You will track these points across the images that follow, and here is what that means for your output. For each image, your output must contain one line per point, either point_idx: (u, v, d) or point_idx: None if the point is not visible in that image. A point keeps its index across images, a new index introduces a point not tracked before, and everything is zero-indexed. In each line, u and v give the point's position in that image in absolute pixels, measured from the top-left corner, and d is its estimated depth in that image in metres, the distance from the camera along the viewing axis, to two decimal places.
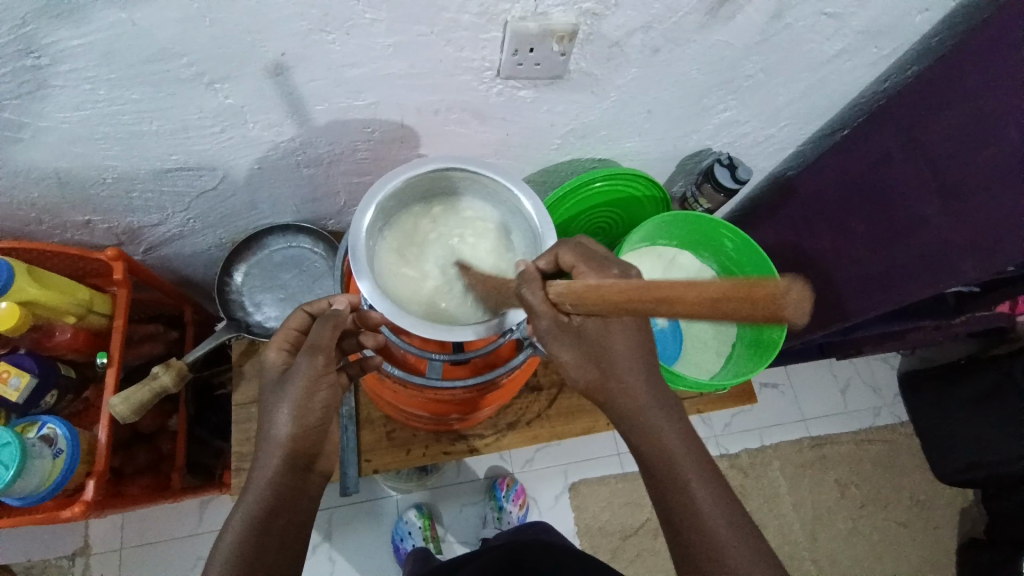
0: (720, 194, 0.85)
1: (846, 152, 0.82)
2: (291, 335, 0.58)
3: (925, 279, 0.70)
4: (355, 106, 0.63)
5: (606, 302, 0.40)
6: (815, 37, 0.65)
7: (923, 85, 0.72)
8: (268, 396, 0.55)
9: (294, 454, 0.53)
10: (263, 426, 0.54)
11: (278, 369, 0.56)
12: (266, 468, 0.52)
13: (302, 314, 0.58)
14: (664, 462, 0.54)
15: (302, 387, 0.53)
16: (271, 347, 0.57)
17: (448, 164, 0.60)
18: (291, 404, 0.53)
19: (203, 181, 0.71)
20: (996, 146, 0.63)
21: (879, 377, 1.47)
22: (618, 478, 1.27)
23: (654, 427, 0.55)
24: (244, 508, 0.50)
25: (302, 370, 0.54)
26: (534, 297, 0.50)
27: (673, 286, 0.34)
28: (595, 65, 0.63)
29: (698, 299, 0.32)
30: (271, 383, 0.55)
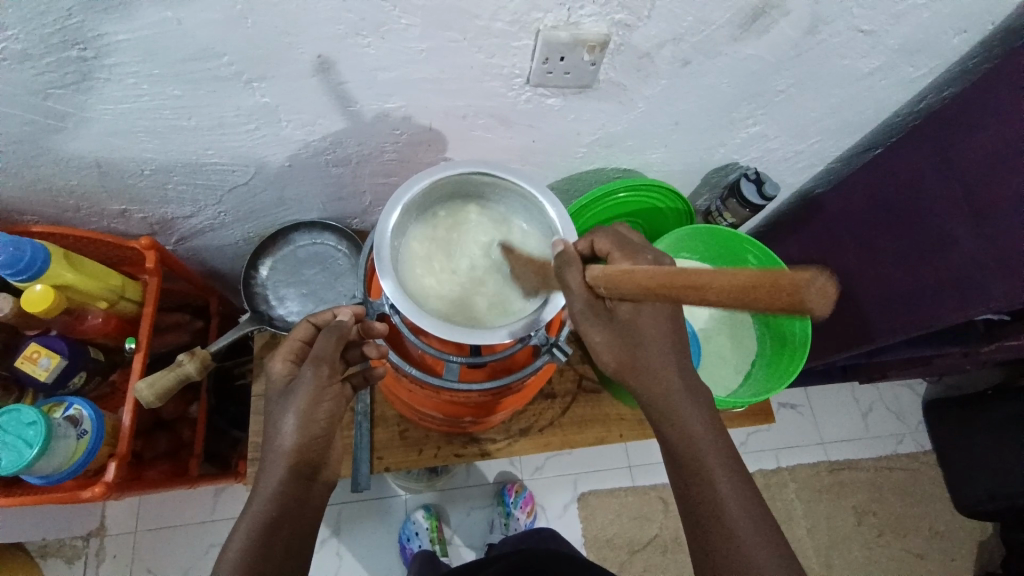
0: (745, 210, 0.84)
1: (877, 171, 0.81)
2: (294, 346, 0.59)
3: (953, 304, 0.68)
4: (385, 109, 0.64)
5: (640, 286, 0.41)
6: (849, 53, 0.65)
7: (957, 106, 0.70)
8: (273, 405, 0.55)
9: (299, 463, 0.54)
10: (269, 436, 0.54)
11: (282, 377, 0.57)
12: (273, 476, 0.53)
13: (304, 327, 0.59)
14: (695, 455, 0.53)
15: (306, 399, 0.54)
16: (275, 358, 0.58)
17: (473, 168, 0.61)
18: (295, 415, 0.54)
19: (234, 176, 0.73)
20: None
21: (903, 403, 1.43)
22: (627, 491, 1.26)
23: (689, 423, 0.54)
24: (249, 516, 0.51)
25: (307, 380, 0.55)
26: (571, 276, 0.51)
27: (698, 273, 0.35)
28: (624, 76, 0.63)
29: (723, 288, 0.33)
30: (277, 391, 0.56)
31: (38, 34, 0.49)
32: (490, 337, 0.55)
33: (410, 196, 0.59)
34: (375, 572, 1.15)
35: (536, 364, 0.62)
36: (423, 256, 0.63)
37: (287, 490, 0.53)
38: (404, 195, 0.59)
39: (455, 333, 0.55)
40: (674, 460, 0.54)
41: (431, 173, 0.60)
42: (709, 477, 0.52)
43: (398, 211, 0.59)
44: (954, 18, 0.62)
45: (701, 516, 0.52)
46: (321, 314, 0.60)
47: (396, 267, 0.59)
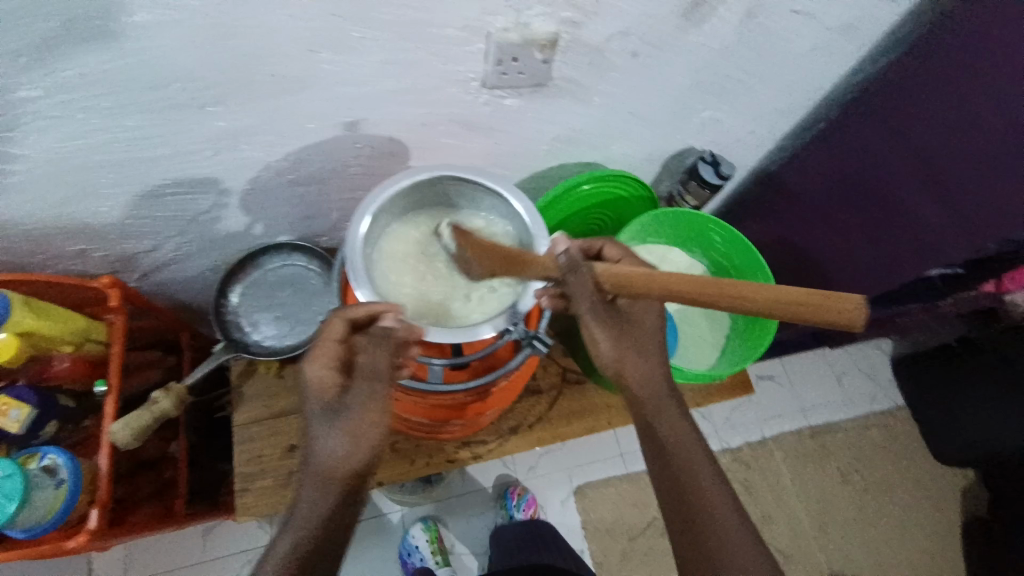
0: (705, 190, 0.87)
1: (828, 143, 0.85)
2: (328, 353, 0.53)
3: None
4: (345, 123, 0.64)
5: (667, 288, 0.47)
6: (788, 34, 0.68)
7: (900, 74, 0.73)
8: (316, 422, 0.52)
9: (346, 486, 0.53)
10: (312, 454, 0.52)
11: (320, 388, 0.52)
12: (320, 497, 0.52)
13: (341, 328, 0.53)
14: (677, 444, 0.58)
15: (365, 419, 0.52)
16: (316, 365, 0.52)
17: (440, 171, 0.61)
18: (348, 434, 0.52)
19: (197, 204, 0.71)
20: None
21: (874, 364, 1.51)
22: (622, 479, 1.28)
23: (670, 415, 0.59)
24: (299, 538, 0.51)
25: (365, 397, 0.52)
26: (579, 281, 0.52)
27: (751, 291, 0.45)
28: (578, 72, 0.65)
29: (781, 301, 0.44)
30: (320, 405, 0.53)
31: None
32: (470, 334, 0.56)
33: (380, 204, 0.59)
34: None
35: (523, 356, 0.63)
36: (400, 258, 0.63)
37: (332, 518, 0.52)
38: (375, 204, 0.59)
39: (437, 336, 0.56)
40: (657, 450, 0.58)
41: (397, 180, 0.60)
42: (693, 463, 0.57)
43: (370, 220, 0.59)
44: None
45: (684, 503, 0.56)
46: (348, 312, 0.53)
47: (373, 274, 0.59)
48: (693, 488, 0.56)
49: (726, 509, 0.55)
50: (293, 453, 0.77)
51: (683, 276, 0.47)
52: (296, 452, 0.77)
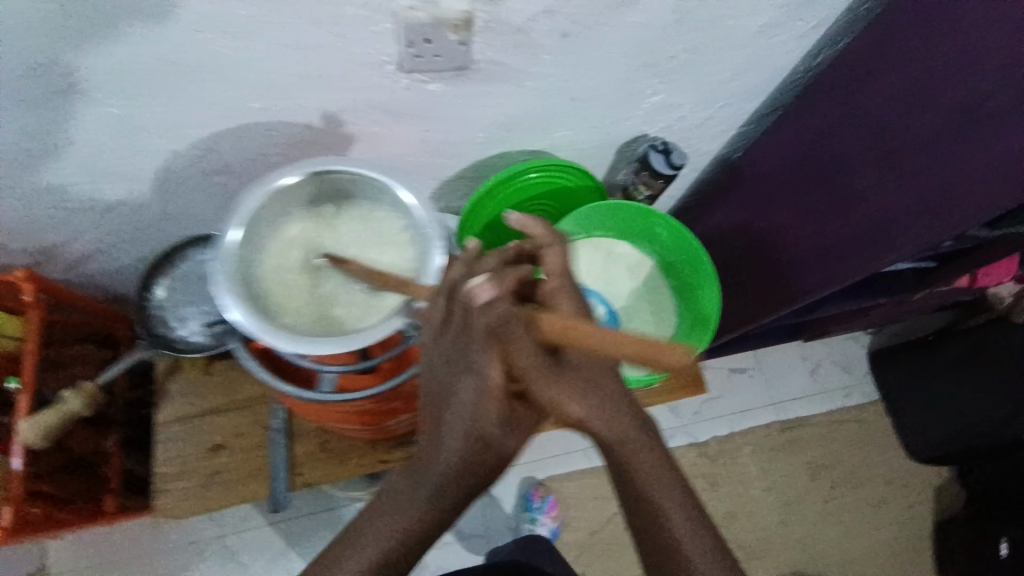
0: (658, 180, 0.82)
1: (784, 130, 0.80)
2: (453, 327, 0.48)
3: (868, 255, 0.68)
4: (253, 109, 0.60)
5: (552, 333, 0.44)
6: (733, 13, 0.63)
7: (859, 51, 0.69)
8: (461, 392, 0.50)
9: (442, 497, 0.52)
10: (444, 424, 0.51)
11: (445, 363, 0.49)
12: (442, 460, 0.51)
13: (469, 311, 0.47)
14: (652, 494, 0.53)
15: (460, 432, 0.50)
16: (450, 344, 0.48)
17: (317, 166, 0.54)
18: (446, 446, 0.51)
19: (109, 194, 0.68)
20: (934, 110, 0.61)
21: (850, 356, 1.45)
22: (585, 472, 1.26)
23: (648, 459, 0.53)
24: (405, 513, 0.52)
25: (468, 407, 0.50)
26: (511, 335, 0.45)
27: (600, 338, 0.41)
28: (505, 54, 0.60)
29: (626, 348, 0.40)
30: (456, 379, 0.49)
31: None
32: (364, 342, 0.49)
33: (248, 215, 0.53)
34: None
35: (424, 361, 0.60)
36: (276, 266, 0.55)
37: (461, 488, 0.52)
38: (244, 214, 0.52)
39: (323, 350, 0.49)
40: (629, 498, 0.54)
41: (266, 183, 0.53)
42: (667, 515, 0.53)
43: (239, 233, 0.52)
44: None
45: (665, 568, 0.53)
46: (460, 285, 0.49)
47: (250, 292, 0.52)
48: (666, 542, 0.53)
49: (701, 561, 0.53)
50: (218, 451, 0.75)
51: (556, 323, 0.43)
52: (221, 451, 0.75)
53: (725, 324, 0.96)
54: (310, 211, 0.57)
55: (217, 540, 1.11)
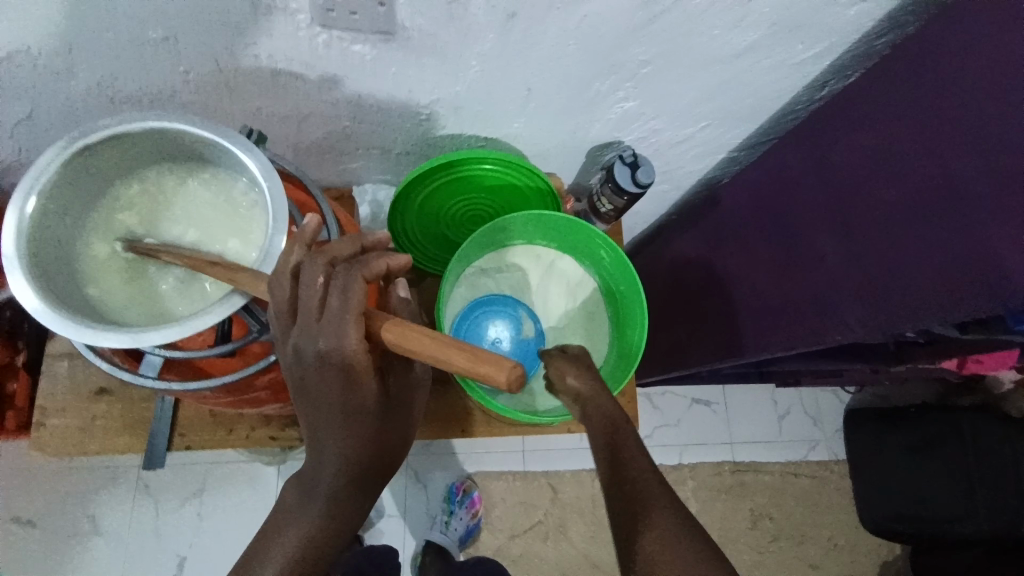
0: (621, 198, 0.73)
1: (764, 166, 0.73)
2: (315, 320, 0.40)
3: (812, 327, 0.62)
4: (151, 40, 0.53)
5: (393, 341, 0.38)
6: (718, 22, 0.54)
7: (851, 95, 0.60)
8: (343, 386, 0.43)
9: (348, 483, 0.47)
10: (320, 419, 0.45)
11: (312, 358, 0.41)
12: (325, 457, 0.46)
13: (336, 293, 0.39)
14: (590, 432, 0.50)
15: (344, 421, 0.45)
16: (319, 337, 0.40)
17: (144, 124, 0.45)
18: (336, 437, 0.45)
19: (14, 109, 0.62)
20: (898, 183, 0.54)
21: (824, 409, 1.36)
22: (516, 476, 1.22)
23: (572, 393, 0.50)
24: (302, 519, 0.47)
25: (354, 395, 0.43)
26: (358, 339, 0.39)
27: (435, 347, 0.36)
28: (440, 27, 0.52)
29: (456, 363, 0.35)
30: (324, 377, 0.41)
31: None
32: (158, 337, 0.41)
33: (54, 166, 0.43)
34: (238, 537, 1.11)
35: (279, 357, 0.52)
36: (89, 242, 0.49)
37: (351, 486, 0.47)
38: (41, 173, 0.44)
39: (109, 339, 0.41)
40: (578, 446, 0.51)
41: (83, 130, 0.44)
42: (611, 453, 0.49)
43: (40, 188, 0.44)
44: None
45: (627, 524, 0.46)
46: (314, 270, 0.40)
47: (45, 271, 0.44)
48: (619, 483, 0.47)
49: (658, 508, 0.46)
50: (101, 397, 0.71)
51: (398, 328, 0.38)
52: (103, 397, 0.71)
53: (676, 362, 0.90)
54: (137, 181, 0.51)
55: (132, 472, 1.10)
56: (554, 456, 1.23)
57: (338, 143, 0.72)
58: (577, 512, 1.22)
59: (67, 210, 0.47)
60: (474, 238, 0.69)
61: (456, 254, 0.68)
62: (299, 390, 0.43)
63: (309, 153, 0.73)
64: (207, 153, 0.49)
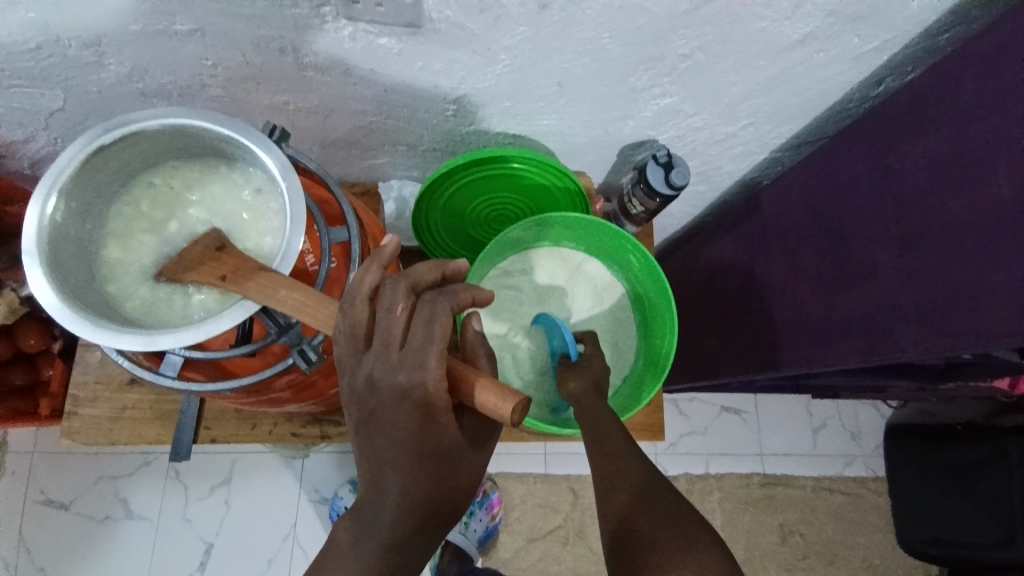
0: (654, 200, 0.70)
1: (811, 168, 0.68)
2: (395, 350, 0.39)
3: (861, 347, 0.58)
4: (178, 33, 0.53)
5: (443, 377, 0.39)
6: (767, 13, 0.50)
7: (912, 94, 0.55)
8: (426, 417, 0.40)
9: (411, 528, 0.41)
10: (379, 454, 0.41)
11: (390, 391, 0.39)
12: (385, 500, 0.41)
13: (422, 321, 0.39)
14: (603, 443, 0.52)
15: (411, 457, 0.40)
16: (398, 369, 0.39)
17: (153, 119, 0.46)
18: (399, 470, 0.40)
19: (46, 100, 0.63)
20: (968, 195, 0.49)
21: (863, 424, 1.30)
22: (536, 478, 1.20)
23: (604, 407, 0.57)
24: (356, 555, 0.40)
25: (430, 429, 0.40)
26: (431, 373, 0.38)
27: (481, 387, 0.39)
28: (466, 18, 0.50)
29: (489, 400, 0.38)
30: (398, 411, 0.39)
31: None
32: (170, 340, 0.41)
33: (76, 165, 0.45)
34: (261, 529, 1.12)
35: (301, 360, 0.51)
36: (111, 238, 0.49)
37: (409, 545, 0.41)
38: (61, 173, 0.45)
39: (124, 340, 0.42)
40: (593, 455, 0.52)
41: (104, 128, 0.45)
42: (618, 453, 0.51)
43: (60, 186, 0.45)
44: None
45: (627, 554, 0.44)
46: (397, 297, 0.39)
47: (67, 267, 0.45)
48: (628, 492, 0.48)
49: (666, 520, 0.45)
50: (131, 387, 0.72)
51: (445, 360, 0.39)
52: (133, 387, 0.72)
53: (713, 373, 0.86)
54: (156, 177, 0.51)
55: (161, 457, 1.13)
56: (576, 460, 1.21)
57: (365, 138, 0.70)
58: (597, 517, 1.19)
59: (89, 209, 0.48)
60: (500, 240, 0.66)
61: (480, 255, 0.65)
62: (365, 425, 0.41)
63: (336, 147, 0.72)
64: (222, 146, 0.49)
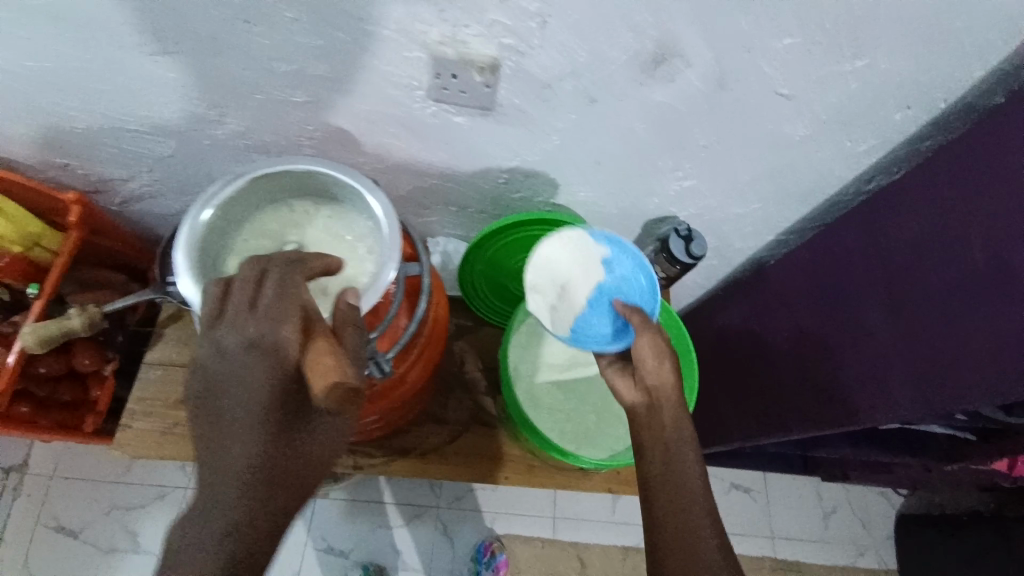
0: (674, 266, 0.79)
1: (814, 249, 0.78)
2: (249, 311, 0.44)
3: (863, 403, 0.64)
4: (292, 101, 0.64)
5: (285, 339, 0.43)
6: (774, 116, 0.61)
7: (897, 187, 0.66)
8: (272, 375, 0.43)
9: (248, 487, 0.42)
10: (224, 415, 0.43)
11: (231, 348, 0.44)
12: (229, 457, 0.42)
13: (276, 289, 0.45)
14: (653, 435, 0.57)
15: (254, 416, 0.43)
16: (250, 326, 0.44)
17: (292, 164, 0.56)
18: (242, 430, 0.43)
19: (160, 147, 0.74)
20: (945, 267, 0.57)
21: (872, 512, 1.30)
22: (544, 542, 1.20)
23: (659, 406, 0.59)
24: (203, 514, 0.42)
25: (271, 391, 0.43)
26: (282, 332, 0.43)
27: (313, 350, 0.42)
28: (529, 104, 0.61)
29: (315, 364, 0.41)
30: (247, 369, 0.43)
31: None
32: None
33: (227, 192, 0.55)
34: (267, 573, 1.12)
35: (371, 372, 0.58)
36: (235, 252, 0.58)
37: (251, 504, 0.42)
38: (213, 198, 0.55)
39: None
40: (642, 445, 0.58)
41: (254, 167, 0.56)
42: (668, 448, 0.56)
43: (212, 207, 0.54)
44: (886, 91, 0.58)
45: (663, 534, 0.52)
46: (257, 265, 0.47)
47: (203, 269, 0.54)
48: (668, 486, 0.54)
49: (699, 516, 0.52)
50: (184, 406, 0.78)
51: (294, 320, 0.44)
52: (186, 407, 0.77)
53: (725, 436, 0.90)
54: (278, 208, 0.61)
55: (177, 491, 1.14)
56: (584, 526, 1.21)
57: (423, 198, 0.81)
58: None
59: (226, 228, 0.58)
60: None
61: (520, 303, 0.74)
62: (201, 408, 0.44)
63: (396, 204, 0.83)
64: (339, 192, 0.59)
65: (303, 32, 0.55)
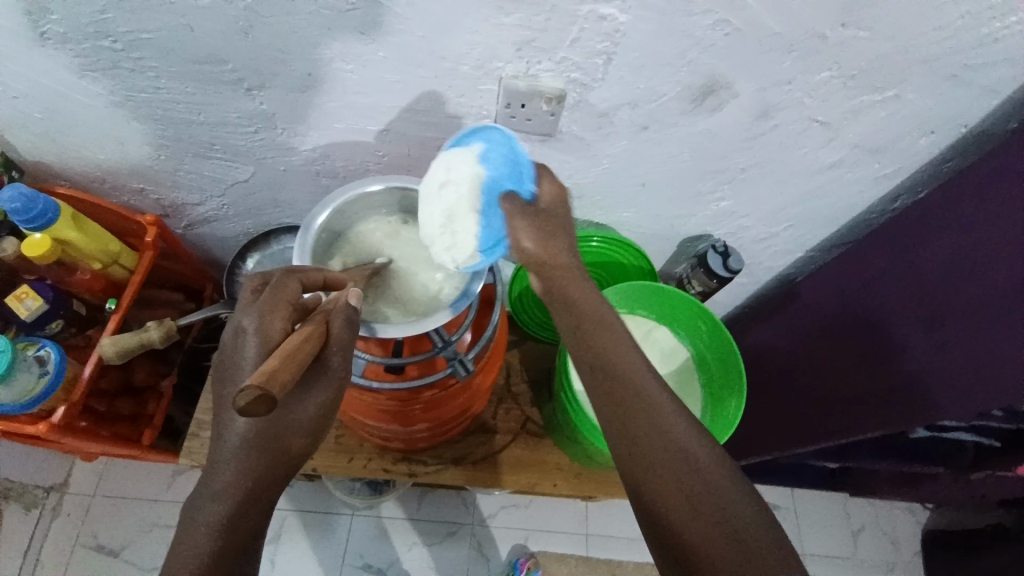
0: (712, 281, 0.84)
1: (844, 266, 0.82)
2: (251, 302, 0.50)
3: (905, 410, 0.68)
4: (368, 130, 0.70)
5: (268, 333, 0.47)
6: (809, 142, 0.67)
7: (924, 208, 0.71)
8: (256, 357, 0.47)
9: (254, 446, 0.50)
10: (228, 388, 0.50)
11: (232, 336, 0.49)
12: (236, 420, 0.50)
13: (272, 288, 0.50)
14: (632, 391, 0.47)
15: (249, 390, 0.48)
16: (246, 313, 0.49)
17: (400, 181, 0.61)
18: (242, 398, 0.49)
19: (236, 172, 0.80)
20: (979, 283, 0.62)
21: (900, 529, 1.31)
22: (578, 560, 1.21)
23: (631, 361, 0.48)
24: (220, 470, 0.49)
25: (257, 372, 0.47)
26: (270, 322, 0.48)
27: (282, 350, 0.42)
28: (585, 131, 0.68)
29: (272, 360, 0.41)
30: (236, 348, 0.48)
31: (78, 23, 0.58)
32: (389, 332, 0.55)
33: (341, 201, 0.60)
34: None
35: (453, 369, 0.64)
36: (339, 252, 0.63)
37: (254, 462, 0.50)
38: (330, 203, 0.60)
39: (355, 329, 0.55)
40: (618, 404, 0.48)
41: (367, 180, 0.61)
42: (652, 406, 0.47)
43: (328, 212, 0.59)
44: (911, 119, 0.64)
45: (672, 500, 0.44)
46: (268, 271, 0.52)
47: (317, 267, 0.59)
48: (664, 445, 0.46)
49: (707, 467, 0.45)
50: None
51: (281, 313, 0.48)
52: None
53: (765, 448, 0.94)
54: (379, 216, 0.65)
55: None
56: (617, 543, 1.23)
57: None
58: None
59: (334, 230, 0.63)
60: None
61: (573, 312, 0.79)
62: (215, 385, 0.51)
63: None
64: None
65: (390, 68, 0.61)
